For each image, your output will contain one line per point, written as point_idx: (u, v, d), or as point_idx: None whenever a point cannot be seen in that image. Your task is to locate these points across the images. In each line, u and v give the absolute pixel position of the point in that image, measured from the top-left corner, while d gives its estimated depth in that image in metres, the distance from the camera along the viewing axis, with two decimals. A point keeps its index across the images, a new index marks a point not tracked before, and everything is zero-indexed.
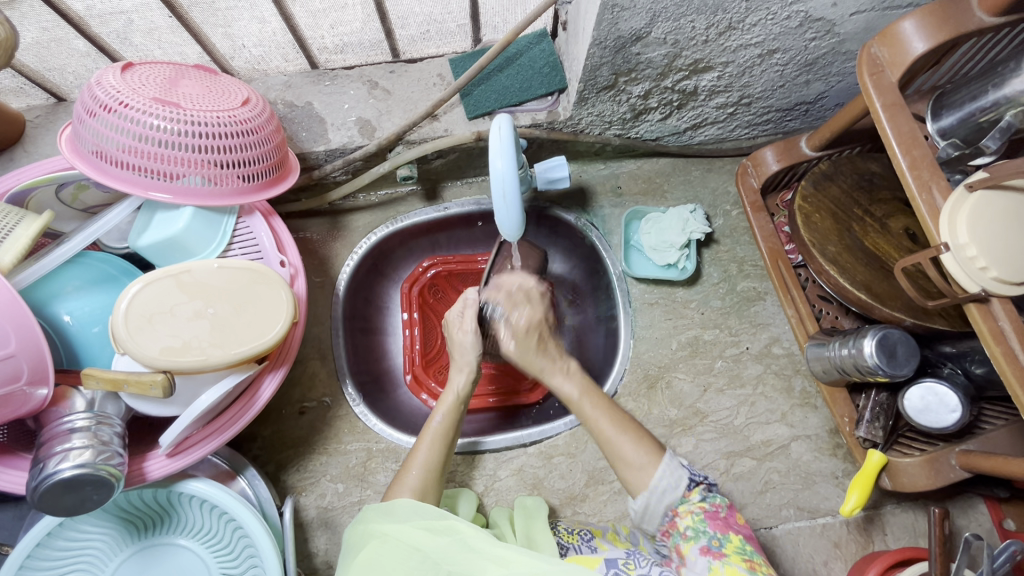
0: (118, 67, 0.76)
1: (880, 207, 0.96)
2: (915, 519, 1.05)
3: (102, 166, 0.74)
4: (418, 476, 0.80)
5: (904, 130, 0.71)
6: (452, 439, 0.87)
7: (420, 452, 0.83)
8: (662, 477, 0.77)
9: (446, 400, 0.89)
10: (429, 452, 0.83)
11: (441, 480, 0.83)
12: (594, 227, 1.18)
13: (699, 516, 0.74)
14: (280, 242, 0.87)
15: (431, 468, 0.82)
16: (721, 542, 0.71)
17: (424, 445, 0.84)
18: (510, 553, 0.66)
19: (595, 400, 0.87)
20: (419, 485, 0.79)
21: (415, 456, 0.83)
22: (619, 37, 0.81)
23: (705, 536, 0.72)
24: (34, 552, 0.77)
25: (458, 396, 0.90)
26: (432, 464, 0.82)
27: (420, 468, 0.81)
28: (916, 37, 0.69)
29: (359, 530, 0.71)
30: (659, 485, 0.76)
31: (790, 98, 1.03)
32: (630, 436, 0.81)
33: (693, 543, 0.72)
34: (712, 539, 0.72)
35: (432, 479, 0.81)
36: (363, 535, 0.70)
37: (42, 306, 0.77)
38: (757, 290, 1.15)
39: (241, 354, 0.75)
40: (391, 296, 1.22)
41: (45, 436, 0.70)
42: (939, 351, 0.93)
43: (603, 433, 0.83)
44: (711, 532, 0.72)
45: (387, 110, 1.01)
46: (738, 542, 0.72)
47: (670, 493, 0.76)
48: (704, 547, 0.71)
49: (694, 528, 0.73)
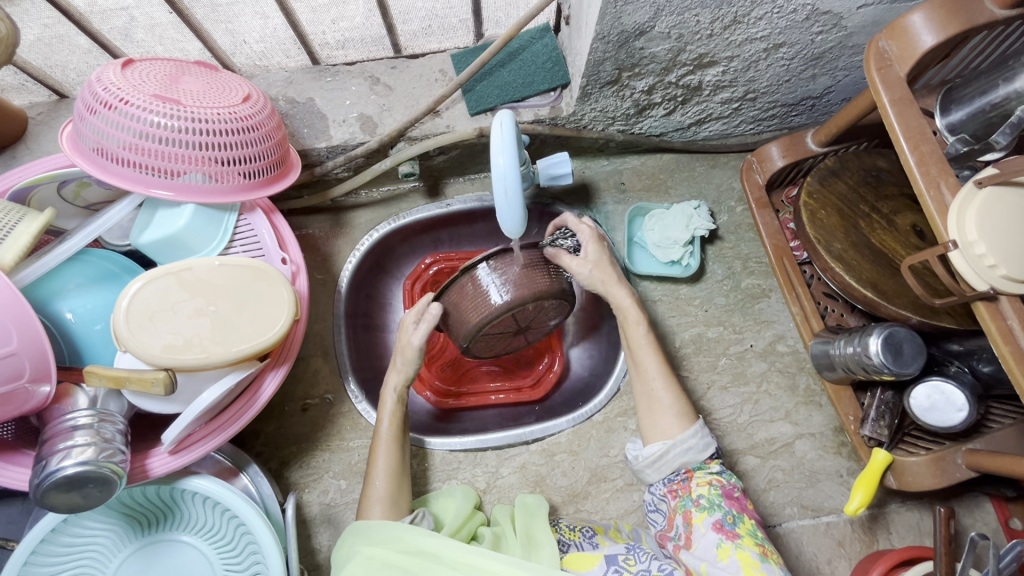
0: (119, 64, 0.76)
1: (888, 204, 0.95)
2: (921, 518, 1.04)
3: (103, 163, 0.74)
4: (382, 484, 0.83)
5: (912, 125, 0.70)
6: (403, 439, 0.89)
7: (379, 456, 0.86)
8: (692, 436, 0.82)
9: (388, 403, 0.91)
10: (389, 458, 0.86)
11: (405, 481, 0.86)
12: (597, 223, 1.16)
13: (716, 489, 0.79)
14: (281, 239, 0.87)
15: (391, 473, 0.85)
16: (735, 520, 0.76)
17: (381, 453, 0.86)
18: (474, 558, 0.71)
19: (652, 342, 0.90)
20: (384, 493, 0.83)
21: (375, 464, 0.85)
22: (623, 31, 0.80)
23: (719, 510, 0.77)
24: (38, 548, 0.78)
25: (397, 395, 0.92)
26: (393, 469, 0.85)
27: (382, 475, 0.84)
28: (925, 31, 0.68)
29: (344, 546, 0.75)
30: (686, 441, 0.82)
31: (796, 93, 1.02)
32: (670, 387, 0.86)
33: (707, 515, 0.77)
34: (726, 515, 0.76)
35: (396, 483, 0.84)
36: (346, 552, 0.75)
37: (45, 303, 0.77)
38: (762, 287, 1.14)
39: (243, 352, 0.75)
40: (392, 292, 1.21)
41: (48, 433, 0.70)
42: (945, 349, 0.92)
43: (646, 376, 0.88)
44: (726, 508, 0.77)
45: (389, 106, 1.01)
46: (750, 525, 0.76)
47: (692, 453, 0.82)
48: (717, 522, 0.76)
49: (710, 499, 0.78)
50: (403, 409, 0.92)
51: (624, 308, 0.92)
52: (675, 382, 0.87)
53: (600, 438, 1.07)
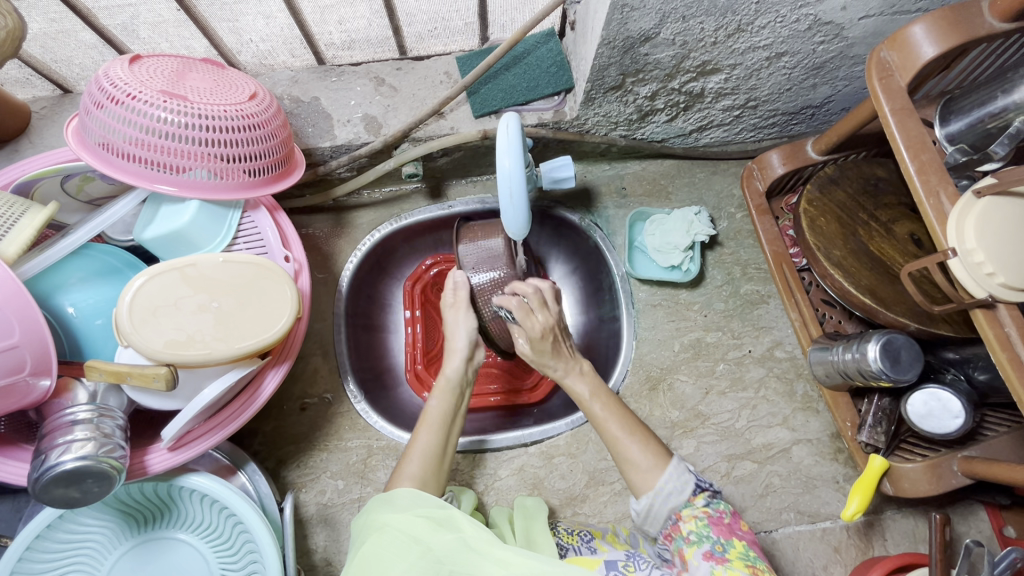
0: (126, 59, 0.76)
1: (887, 212, 0.96)
2: (916, 525, 1.05)
3: (108, 158, 0.74)
4: (417, 465, 0.81)
5: (913, 134, 0.70)
6: (449, 424, 0.87)
7: (421, 436, 0.84)
8: (670, 480, 0.78)
9: (441, 385, 0.90)
10: (432, 437, 0.84)
11: (442, 468, 0.83)
12: (598, 227, 1.17)
13: (702, 522, 0.75)
14: (285, 237, 0.87)
15: (429, 453, 0.82)
16: (725, 548, 0.72)
17: (422, 433, 0.84)
18: (512, 555, 0.65)
19: (604, 403, 0.86)
20: (418, 472, 0.80)
21: (415, 442, 0.83)
22: (628, 37, 0.81)
23: (708, 541, 0.73)
24: (33, 544, 0.77)
25: (450, 378, 0.90)
26: (429, 451, 0.82)
27: (420, 454, 0.82)
28: (926, 42, 0.69)
29: (365, 519, 0.72)
30: (665, 487, 0.77)
31: (797, 102, 1.03)
32: (638, 440, 0.81)
33: (697, 548, 0.73)
34: (715, 544, 0.73)
35: (431, 465, 0.81)
36: (365, 528, 0.71)
37: (46, 297, 0.77)
38: (760, 294, 1.15)
39: (246, 349, 0.75)
40: (392, 293, 1.21)
41: (47, 428, 0.70)
42: (941, 356, 0.93)
43: (616, 439, 0.82)
44: (714, 537, 0.73)
45: (393, 107, 1.01)
46: (742, 548, 0.72)
47: (674, 497, 0.77)
48: (707, 552, 0.72)
49: (698, 533, 0.74)
50: (455, 397, 0.89)
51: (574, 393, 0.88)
52: (652, 439, 0.81)
53: (598, 441, 1.07)
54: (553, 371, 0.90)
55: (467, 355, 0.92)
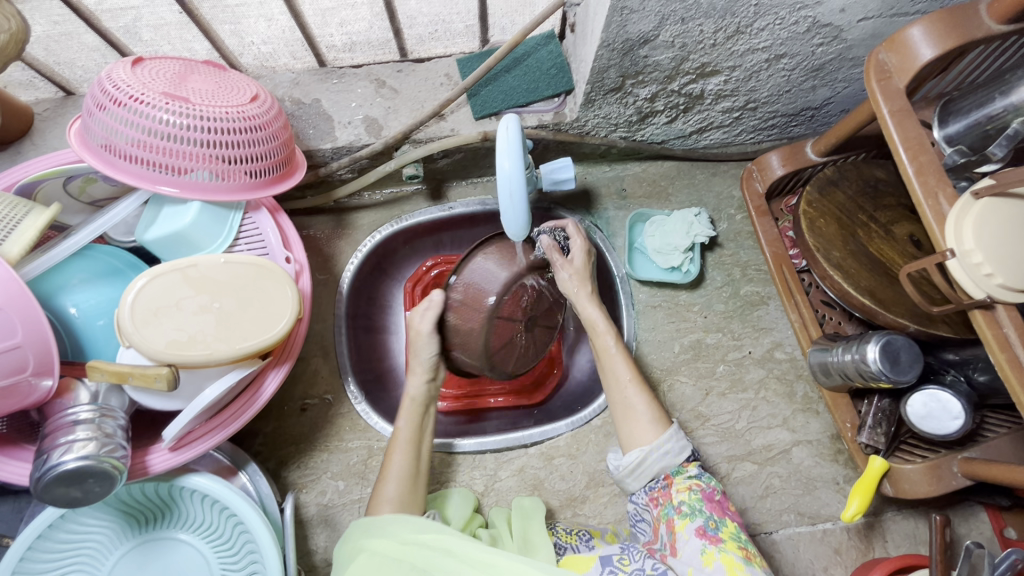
0: (129, 61, 0.76)
1: (886, 214, 0.96)
2: (917, 526, 1.05)
3: (110, 159, 0.75)
4: (394, 486, 0.84)
5: (911, 135, 0.71)
6: (420, 443, 0.90)
7: (395, 455, 0.87)
8: (668, 440, 0.81)
9: (407, 406, 0.93)
10: (405, 457, 0.87)
11: (417, 485, 0.86)
12: (598, 229, 1.17)
13: (696, 494, 0.77)
14: (286, 238, 0.88)
15: (403, 474, 0.85)
16: (717, 525, 0.74)
17: (396, 454, 0.87)
18: (495, 559, 0.66)
19: (621, 356, 0.91)
20: (396, 494, 0.83)
21: (389, 465, 0.86)
22: (628, 39, 0.81)
23: (701, 516, 0.75)
24: (34, 544, 0.77)
25: (415, 399, 0.93)
26: (404, 471, 0.85)
27: (395, 476, 0.85)
28: (924, 44, 0.69)
29: (349, 545, 0.75)
30: (662, 445, 0.81)
31: (796, 103, 1.03)
32: (644, 395, 0.86)
33: (688, 522, 0.75)
34: (708, 521, 0.75)
35: (406, 483, 0.84)
36: (350, 551, 0.74)
37: (48, 297, 0.77)
38: (760, 295, 1.15)
39: (247, 349, 0.75)
40: (393, 294, 1.21)
41: (49, 428, 0.70)
42: (941, 358, 0.93)
43: (621, 384, 0.88)
44: (707, 513, 0.75)
45: (394, 109, 1.01)
46: (733, 528, 0.75)
47: (669, 457, 0.81)
48: (700, 527, 0.74)
49: (690, 505, 0.76)
50: (421, 416, 0.93)
51: (592, 322, 0.95)
52: (656, 400, 0.85)
53: (598, 442, 1.07)
54: (581, 298, 0.97)
55: (430, 375, 0.95)
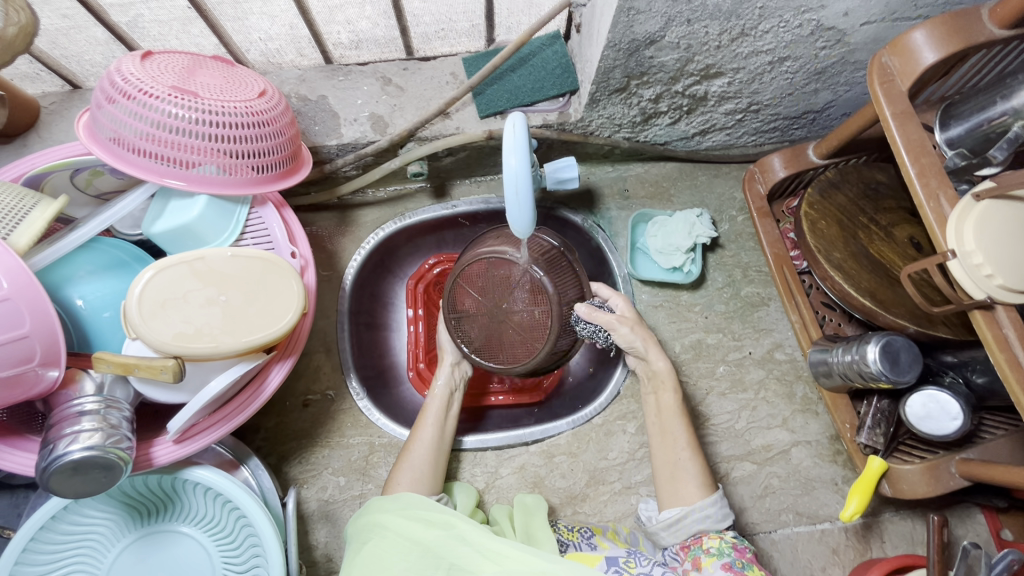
0: (138, 55, 0.77)
1: (886, 216, 0.97)
2: (914, 527, 1.06)
3: (118, 152, 0.75)
4: (418, 458, 0.90)
5: (913, 138, 0.71)
6: (449, 413, 0.98)
7: (424, 428, 0.94)
8: (710, 504, 0.82)
9: (439, 382, 1.01)
10: (434, 430, 0.94)
11: (441, 455, 0.93)
12: (601, 229, 1.18)
13: (726, 542, 0.78)
14: (292, 233, 0.88)
15: (429, 446, 0.92)
16: (744, 565, 0.75)
17: (426, 425, 0.95)
18: (503, 547, 0.69)
19: (678, 414, 0.92)
20: (419, 465, 0.90)
21: (417, 435, 0.93)
22: (634, 40, 0.82)
23: (729, 555, 0.76)
24: (38, 535, 0.77)
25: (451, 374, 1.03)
26: (432, 441, 0.93)
27: (421, 448, 0.92)
28: (927, 47, 0.70)
29: (364, 521, 0.76)
30: (703, 508, 0.82)
31: (798, 106, 1.04)
32: (697, 459, 0.87)
33: (715, 559, 0.76)
34: (735, 560, 0.76)
35: (430, 454, 0.91)
36: (365, 528, 0.75)
37: (55, 289, 0.77)
38: (761, 296, 1.16)
39: (253, 342, 0.76)
40: (396, 292, 1.23)
41: (55, 419, 0.70)
42: (940, 360, 0.94)
43: (677, 444, 0.89)
44: (735, 555, 0.76)
45: (399, 107, 1.02)
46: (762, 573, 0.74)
47: (710, 521, 0.81)
48: (725, 564, 0.75)
49: (719, 548, 0.77)
50: (455, 387, 1.02)
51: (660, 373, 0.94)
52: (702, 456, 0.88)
53: (599, 440, 1.08)
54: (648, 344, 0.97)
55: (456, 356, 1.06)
